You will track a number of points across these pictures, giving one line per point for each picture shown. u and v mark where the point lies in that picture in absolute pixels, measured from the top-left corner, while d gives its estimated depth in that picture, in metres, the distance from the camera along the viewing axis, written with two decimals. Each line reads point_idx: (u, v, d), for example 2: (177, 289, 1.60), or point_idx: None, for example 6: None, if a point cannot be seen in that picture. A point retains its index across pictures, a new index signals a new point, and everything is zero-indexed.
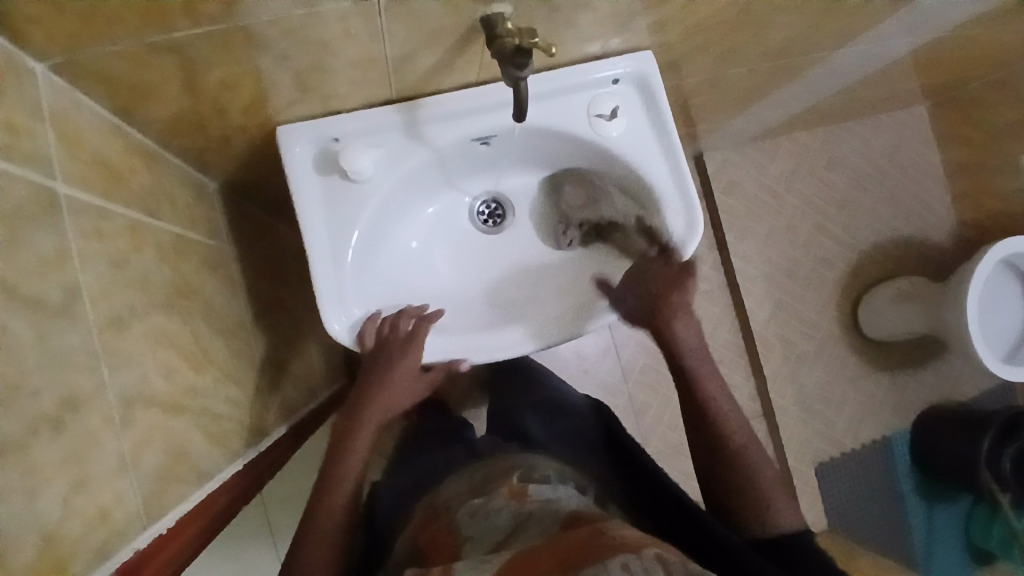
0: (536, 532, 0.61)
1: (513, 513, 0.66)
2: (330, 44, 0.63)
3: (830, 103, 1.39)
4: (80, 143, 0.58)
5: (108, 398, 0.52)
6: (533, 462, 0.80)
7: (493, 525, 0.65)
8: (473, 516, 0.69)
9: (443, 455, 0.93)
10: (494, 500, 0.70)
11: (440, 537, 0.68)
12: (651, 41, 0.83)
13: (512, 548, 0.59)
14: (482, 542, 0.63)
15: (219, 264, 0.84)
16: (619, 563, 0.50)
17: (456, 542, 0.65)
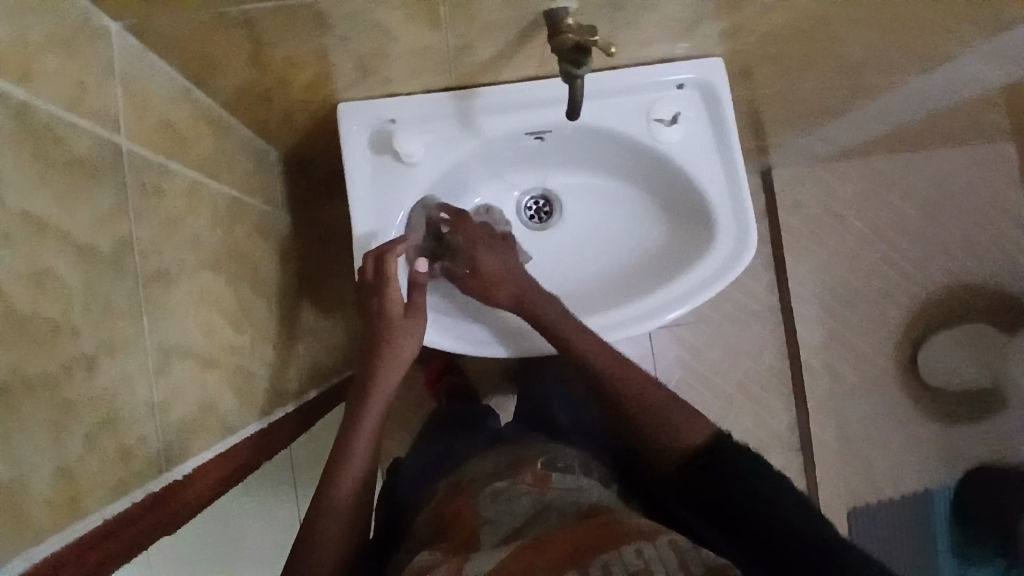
0: (555, 520, 0.60)
1: (535, 501, 0.64)
2: (391, 27, 0.64)
3: (912, 128, 1.31)
4: (151, 106, 0.61)
5: (147, 348, 0.56)
6: (562, 452, 0.77)
7: (512, 510, 0.63)
8: (494, 499, 0.67)
9: (469, 442, 0.92)
10: (517, 483, 0.68)
11: (462, 516, 0.66)
12: (719, 46, 0.81)
13: (529, 537, 0.57)
14: (500, 528, 0.61)
15: (272, 231, 0.87)
16: (634, 550, 0.51)
17: (475, 524, 0.64)
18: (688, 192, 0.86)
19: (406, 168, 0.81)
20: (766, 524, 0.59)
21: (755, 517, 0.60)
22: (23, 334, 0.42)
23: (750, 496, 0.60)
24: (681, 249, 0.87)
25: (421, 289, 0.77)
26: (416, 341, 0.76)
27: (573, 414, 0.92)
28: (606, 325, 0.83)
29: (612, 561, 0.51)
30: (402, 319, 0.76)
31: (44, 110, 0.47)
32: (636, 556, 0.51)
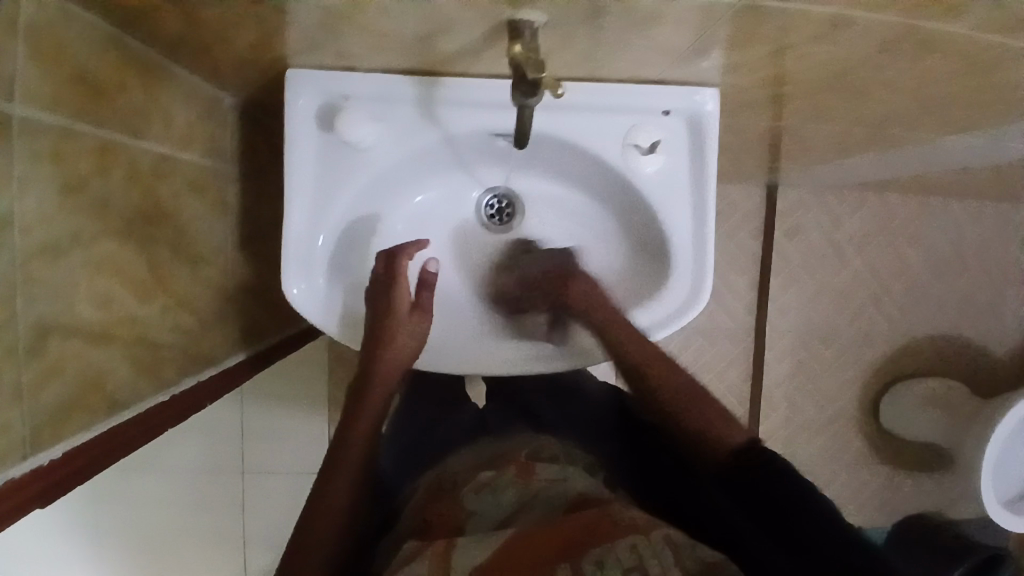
0: (538, 513, 0.56)
1: (520, 493, 0.60)
2: (344, 12, 0.56)
3: (934, 176, 1.22)
4: (56, 57, 0.54)
5: (16, 329, 0.52)
6: (543, 441, 0.72)
7: (496, 505, 0.59)
8: (478, 491, 0.62)
9: (447, 417, 0.86)
10: (500, 475, 0.64)
11: (446, 512, 0.60)
12: (721, 78, 0.72)
13: (513, 531, 0.53)
14: (485, 521, 0.57)
15: (210, 186, 0.81)
16: (628, 546, 0.48)
17: (458, 519, 0.58)
18: (654, 227, 0.80)
19: (355, 152, 0.74)
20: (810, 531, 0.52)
21: (794, 519, 0.54)
22: None
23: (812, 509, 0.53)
24: (636, 286, 0.82)
25: (430, 290, 0.78)
26: (416, 342, 0.75)
27: (558, 404, 0.84)
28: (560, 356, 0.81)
29: (605, 555, 0.48)
30: (409, 315, 0.76)
31: None
32: (630, 551, 0.47)
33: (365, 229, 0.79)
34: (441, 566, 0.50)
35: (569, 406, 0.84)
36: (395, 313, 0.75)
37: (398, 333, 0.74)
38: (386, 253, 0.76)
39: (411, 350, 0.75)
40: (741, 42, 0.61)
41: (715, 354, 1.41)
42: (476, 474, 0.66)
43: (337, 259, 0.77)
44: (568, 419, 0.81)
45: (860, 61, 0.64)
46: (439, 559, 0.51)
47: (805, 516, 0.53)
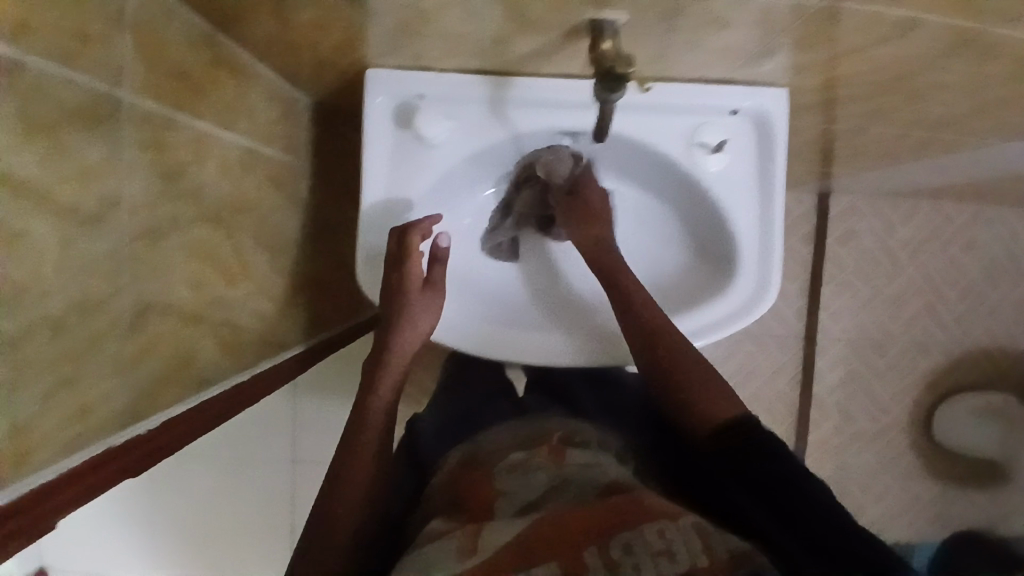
0: (571, 496, 0.54)
1: (552, 476, 0.58)
2: (426, 13, 0.58)
3: (997, 183, 1.19)
4: (161, 54, 0.58)
5: (121, 307, 0.55)
6: (579, 428, 0.72)
7: (528, 483, 0.58)
8: (511, 472, 0.61)
9: (487, 404, 0.86)
10: (533, 458, 0.63)
11: (478, 487, 0.60)
12: (786, 78, 0.72)
13: (543, 511, 0.52)
14: (517, 499, 0.56)
15: (286, 181, 0.85)
16: (657, 530, 0.46)
17: (490, 497, 0.58)
18: (717, 226, 0.81)
19: (428, 149, 0.77)
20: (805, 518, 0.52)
21: (786, 500, 0.53)
22: None
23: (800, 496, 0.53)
24: (697, 284, 0.83)
25: (441, 265, 0.79)
26: (431, 319, 0.76)
27: (597, 397, 0.83)
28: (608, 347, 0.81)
29: (634, 538, 0.46)
30: (421, 294, 0.76)
31: (34, 71, 0.43)
32: (658, 536, 0.46)
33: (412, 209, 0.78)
34: (470, 545, 0.50)
35: (606, 401, 0.83)
36: (408, 292, 0.75)
37: (415, 314, 0.75)
38: (395, 231, 0.74)
39: (425, 326, 0.75)
40: (807, 43, 0.61)
41: (762, 361, 1.40)
42: (509, 455, 0.66)
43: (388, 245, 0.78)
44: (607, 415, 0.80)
45: (929, 61, 0.62)
46: (469, 538, 0.51)
47: (807, 513, 0.52)
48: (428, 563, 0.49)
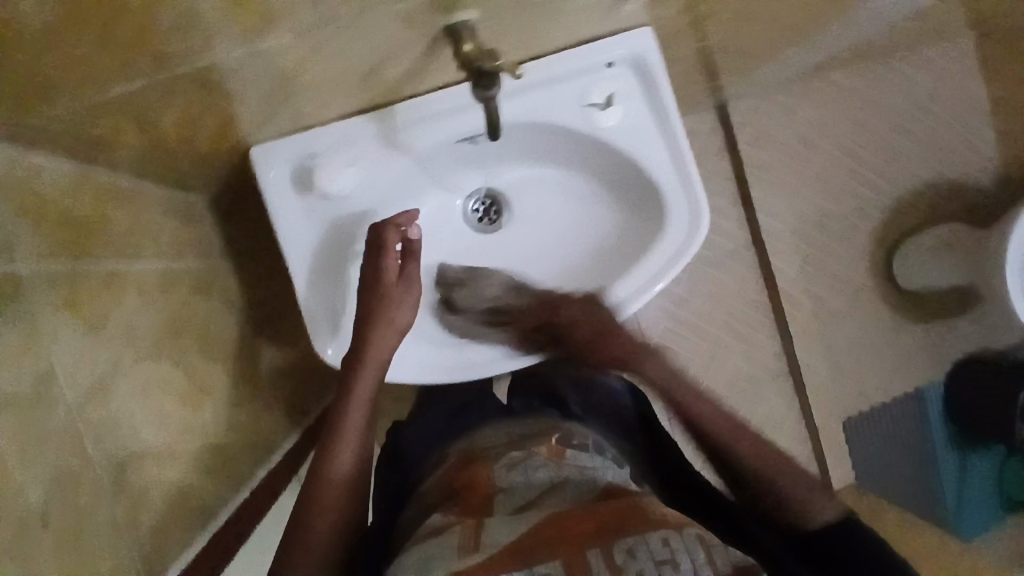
0: (569, 495, 0.54)
1: (552, 473, 0.59)
2: (288, 72, 0.58)
3: (869, 40, 1.23)
4: (42, 209, 0.56)
5: (96, 470, 0.54)
6: (570, 427, 0.72)
7: (527, 481, 0.58)
8: (511, 468, 0.61)
9: (476, 405, 0.86)
10: (533, 455, 0.63)
11: (477, 482, 0.60)
12: (646, 16, 0.74)
13: (545, 509, 0.52)
14: (515, 497, 0.56)
15: (212, 285, 0.83)
16: (661, 538, 0.46)
17: (489, 493, 0.58)
18: (636, 173, 0.82)
19: (339, 203, 0.76)
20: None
21: None
22: None
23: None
24: (638, 233, 0.85)
25: (415, 259, 0.73)
26: (410, 312, 0.71)
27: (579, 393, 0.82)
28: None
29: (637, 544, 0.45)
30: (398, 287, 0.71)
31: None
32: (663, 545, 0.45)
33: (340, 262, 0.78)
34: (472, 543, 0.49)
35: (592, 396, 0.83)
36: (382, 283, 0.71)
37: (394, 309, 0.70)
38: (373, 225, 0.72)
39: (403, 319, 0.70)
40: None
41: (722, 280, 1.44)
42: (508, 453, 0.66)
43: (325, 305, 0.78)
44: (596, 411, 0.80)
45: None
46: (470, 534, 0.51)
47: None
48: (430, 559, 0.49)
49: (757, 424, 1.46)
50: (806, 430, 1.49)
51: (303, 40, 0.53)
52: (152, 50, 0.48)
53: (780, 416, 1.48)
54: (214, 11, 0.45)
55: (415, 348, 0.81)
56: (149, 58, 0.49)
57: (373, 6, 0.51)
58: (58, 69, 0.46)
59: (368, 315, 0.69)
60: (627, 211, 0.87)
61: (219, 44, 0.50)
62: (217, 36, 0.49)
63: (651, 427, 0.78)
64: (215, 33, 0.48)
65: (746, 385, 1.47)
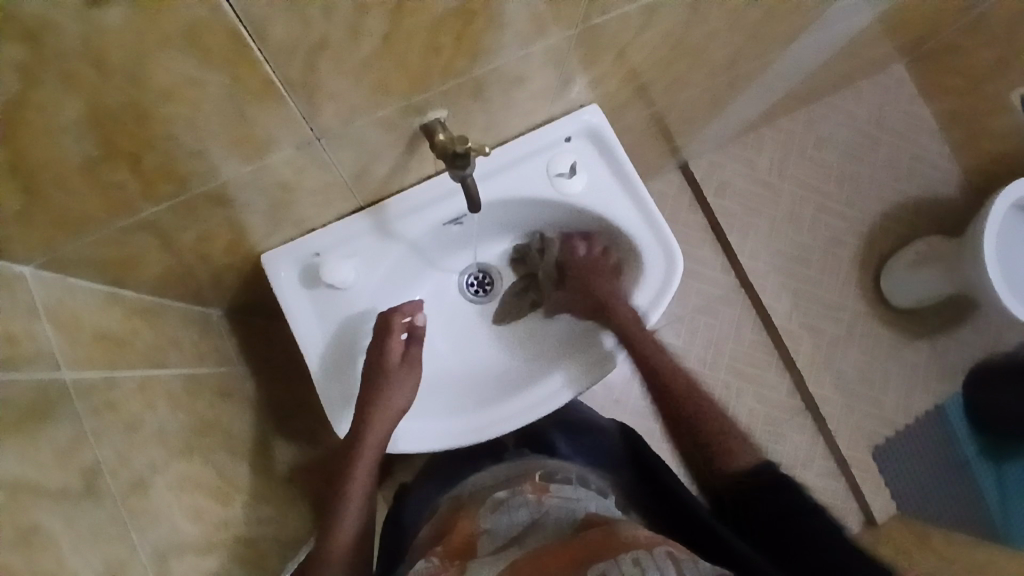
0: (548, 531, 0.59)
1: (533, 511, 0.64)
2: (288, 184, 0.67)
3: (804, 85, 1.35)
4: (78, 326, 0.63)
5: (141, 560, 0.57)
6: (554, 465, 0.77)
7: (509, 522, 0.64)
8: (495, 510, 0.67)
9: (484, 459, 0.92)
10: (517, 496, 0.69)
11: (463, 530, 0.66)
12: (592, 94, 0.85)
13: (525, 547, 0.57)
14: (497, 538, 0.62)
15: (234, 388, 0.88)
16: (630, 559, 0.49)
17: (473, 536, 0.64)
18: (609, 230, 0.89)
19: (344, 292, 0.82)
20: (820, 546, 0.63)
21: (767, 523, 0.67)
22: None
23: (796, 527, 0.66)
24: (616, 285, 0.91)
25: (417, 343, 0.81)
26: (408, 392, 0.78)
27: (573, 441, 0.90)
28: (564, 383, 0.85)
29: (610, 567, 0.49)
30: (397, 368, 0.78)
31: None
32: (632, 566, 0.49)
33: (348, 351, 0.83)
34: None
35: (579, 441, 0.91)
36: (385, 367, 0.78)
37: (393, 400, 0.77)
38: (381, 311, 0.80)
39: (400, 402, 0.78)
40: (591, 58, 0.75)
41: (719, 324, 1.43)
42: (493, 497, 0.72)
43: (338, 392, 0.81)
44: (584, 454, 0.87)
45: (687, 24, 0.78)
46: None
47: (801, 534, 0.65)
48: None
49: (787, 464, 1.39)
50: (837, 465, 1.41)
51: (301, 151, 0.62)
52: (175, 174, 0.57)
53: (809, 452, 1.41)
54: (225, 137, 0.55)
55: (427, 421, 0.83)
56: (172, 182, 0.57)
57: (356, 118, 0.61)
58: (96, 198, 0.54)
59: (369, 398, 0.76)
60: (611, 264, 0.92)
61: (228, 165, 0.59)
62: (224, 158, 0.57)
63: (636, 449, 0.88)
64: (223, 154, 0.57)
65: (767, 426, 1.40)
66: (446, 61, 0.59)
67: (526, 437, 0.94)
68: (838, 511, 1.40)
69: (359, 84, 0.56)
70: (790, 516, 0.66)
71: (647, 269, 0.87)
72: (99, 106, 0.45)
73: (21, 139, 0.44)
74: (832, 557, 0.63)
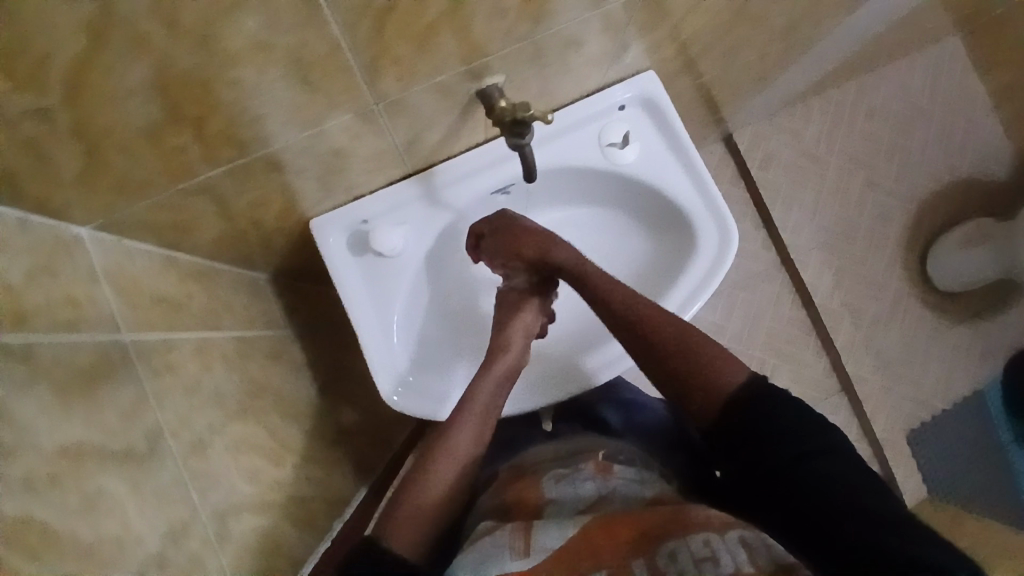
0: (619, 505, 0.61)
1: (599, 486, 0.65)
2: (342, 150, 0.66)
3: (859, 55, 1.29)
4: (137, 290, 0.63)
5: (202, 519, 0.58)
6: (614, 446, 0.77)
7: (576, 493, 0.65)
8: (558, 482, 0.68)
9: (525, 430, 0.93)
10: (580, 471, 0.69)
11: (527, 492, 0.67)
12: (648, 59, 0.82)
13: (592, 515, 0.59)
14: (566, 507, 0.63)
15: (282, 352, 0.89)
16: (701, 540, 0.53)
17: (540, 502, 0.65)
18: (662, 201, 0.86)
19: (393, 260, 0.82)
20: (828, 506, 0.55)
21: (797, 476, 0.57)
22: (89, 556, 0.45)
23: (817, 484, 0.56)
24: (668, 257, 0.89)
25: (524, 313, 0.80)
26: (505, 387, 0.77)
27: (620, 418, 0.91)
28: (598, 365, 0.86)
29: (679, 548, 0.53)
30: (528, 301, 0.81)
31: (46, 346, 0.49)
32: (703, 546, 0.53)
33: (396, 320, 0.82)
34: (525, 544, 0.55)
35: (633, 420, 0.91)
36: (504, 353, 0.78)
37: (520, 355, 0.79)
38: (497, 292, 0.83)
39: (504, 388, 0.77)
40: (651, 23, 0.72)
41: (757, 301, 1.40)
42: (556, 468, 0.72)
43: (388, 361, 0.80)
44: (637, 432, 0.87)
45: None
46: (522, 536, 0.57)
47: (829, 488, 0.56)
48: (485, 555, 0.55)
49: None
50: (870, 447, 1.39)
51: (358, 117, 0.61)
52: (236, 139, 0.56)
53: (842, 432, 1.39)
54: (288, 103, 0.54)
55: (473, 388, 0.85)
56: (233, 147, 0.57)
57: (415, 84, 0.59)
58: (159, 163, 0.54)
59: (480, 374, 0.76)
60: (663, 239, 0.90)
61: (286, 131, 0.58)
62: (283, 125, 0.57)
63: (686, 432, 0.87)
64: (283, 120, 0.56)
65: None
66: (509, 24, 0.57)
67: (572, 412, 0.96)
68: None
69: (421, 48, 0.54)
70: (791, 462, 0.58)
71: (699, 244, 0.85)
72: (166, 69, 0.44)
73: (91, 97, 0.43)
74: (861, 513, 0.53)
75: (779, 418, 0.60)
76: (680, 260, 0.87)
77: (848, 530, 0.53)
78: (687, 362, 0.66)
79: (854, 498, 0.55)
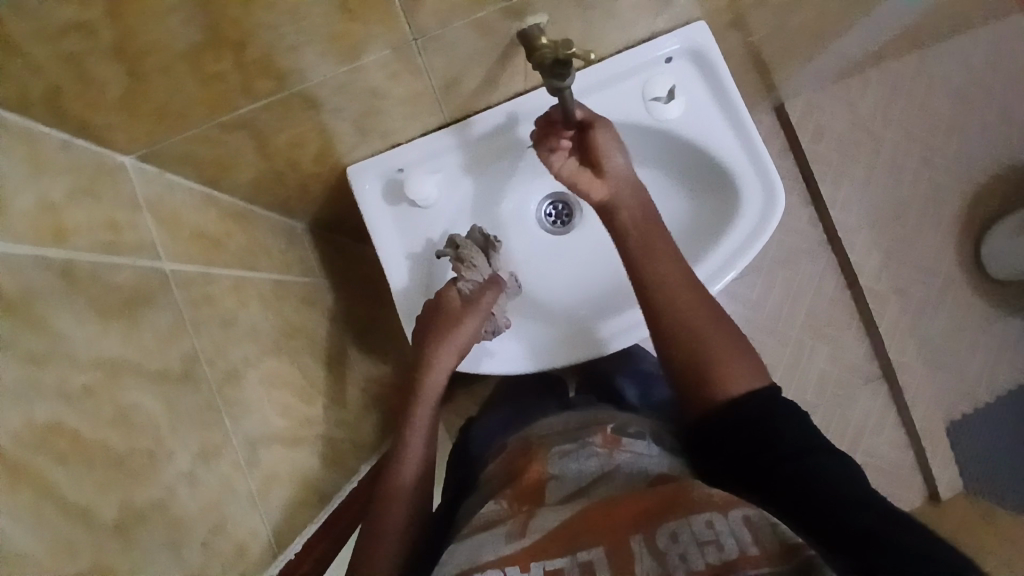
0: (621, 483, 0.55)
1: (603, 462, 0.60)
2: (378, 90, 0.66)
3: (925, 23, 1.21)
4: (177, 222, 0.64)
5: (234, 446, 0.59)
6: (625, 419, 0.72)
7: (579, 469, 0.60)
8: (561, 456, 0.63)
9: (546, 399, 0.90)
10: (585, 444, 0.64)
11: (528, 466, 0.63)
12: (699, 10, 0.78)
13: (592, 496, 0.54)
14: (566, 485, 0.58)
15: (317, 299, 0.89)
16: (704, 520, 0.47)
17: (540, 479, 0.60)
18: (705, 161, 0.83)
19: (427, 210, 0.81)
20: (829, 501, 0.51)
21: (789, 474, 0.53)
22: (119, 468, 0.46)
23: (815, 479, 0.52)
24: (708, 218, 0.86)
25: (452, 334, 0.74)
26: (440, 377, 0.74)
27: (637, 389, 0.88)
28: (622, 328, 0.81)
29: (681, 527, 0.47)
30: (456, 328, 0.74)
31: (87, 264, 0.50)
32: (706, 527, 0.46)
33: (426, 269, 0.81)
34: (520, 531, 0.51)
35: (648, 393, 0.87)
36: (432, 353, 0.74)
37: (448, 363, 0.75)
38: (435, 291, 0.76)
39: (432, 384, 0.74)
40: None
41: (799, 278, 1.36)
42: (561, 442, 0.67)
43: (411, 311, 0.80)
44: (652, 407, 0.83)
45: None
46: (520, 525, 0.52)
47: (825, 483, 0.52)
48: (480, 546, 0.51)
49: (854, 429, 1.33)
50: (908, 436, 1.33)
51: (397, 52, 0.60)
52: (274, 69, 0.56)
53: (880, 419, 1.34)
54: (323, 30, 0.53)
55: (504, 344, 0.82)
56: (271, 78, 0.57)
57: (452, 19, 0.58)
58: (199, 90, 0.54)
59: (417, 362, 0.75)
60: (703, 199, 0.87)
61: (323, 65, 0.58)
62: (321, 56, 0.56)
63: None
64: (320, 50, 0.55)
65: (838, 387, 1.34)
66: None
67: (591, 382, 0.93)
68: (904, 481, 1.33)
69: None
70: (786, 457, 0.53)
71: (740, 207, 0.82)
72: None
73: (133, 10, 0.43)
74: (866, 506, 0.50)
75: (779, 417, 0.55)
76: (721, 222, 0.84)
77: (851, 523, 0.49)
78: (716, 348, 0.60)
79: (855, 499, 0.50)
